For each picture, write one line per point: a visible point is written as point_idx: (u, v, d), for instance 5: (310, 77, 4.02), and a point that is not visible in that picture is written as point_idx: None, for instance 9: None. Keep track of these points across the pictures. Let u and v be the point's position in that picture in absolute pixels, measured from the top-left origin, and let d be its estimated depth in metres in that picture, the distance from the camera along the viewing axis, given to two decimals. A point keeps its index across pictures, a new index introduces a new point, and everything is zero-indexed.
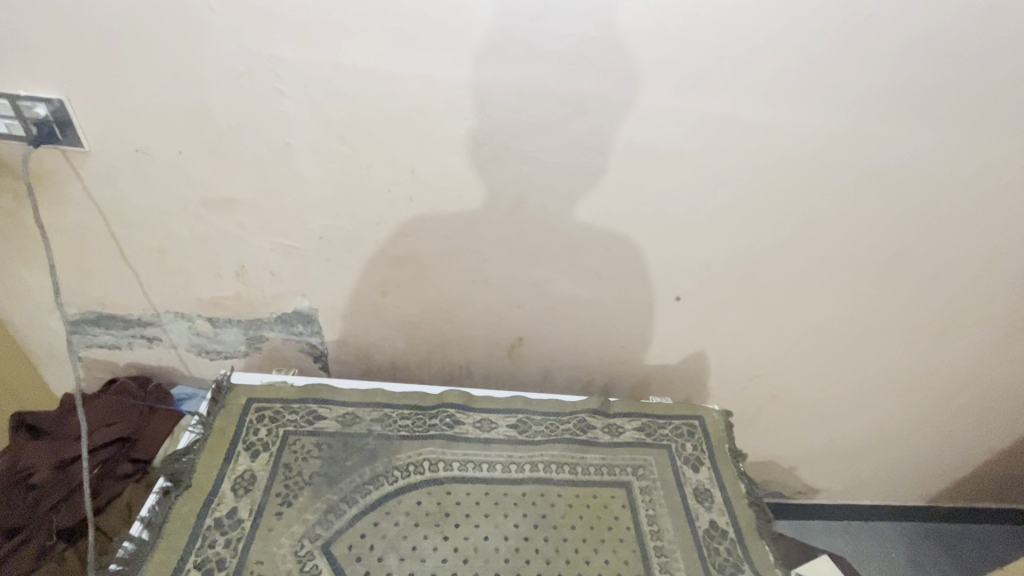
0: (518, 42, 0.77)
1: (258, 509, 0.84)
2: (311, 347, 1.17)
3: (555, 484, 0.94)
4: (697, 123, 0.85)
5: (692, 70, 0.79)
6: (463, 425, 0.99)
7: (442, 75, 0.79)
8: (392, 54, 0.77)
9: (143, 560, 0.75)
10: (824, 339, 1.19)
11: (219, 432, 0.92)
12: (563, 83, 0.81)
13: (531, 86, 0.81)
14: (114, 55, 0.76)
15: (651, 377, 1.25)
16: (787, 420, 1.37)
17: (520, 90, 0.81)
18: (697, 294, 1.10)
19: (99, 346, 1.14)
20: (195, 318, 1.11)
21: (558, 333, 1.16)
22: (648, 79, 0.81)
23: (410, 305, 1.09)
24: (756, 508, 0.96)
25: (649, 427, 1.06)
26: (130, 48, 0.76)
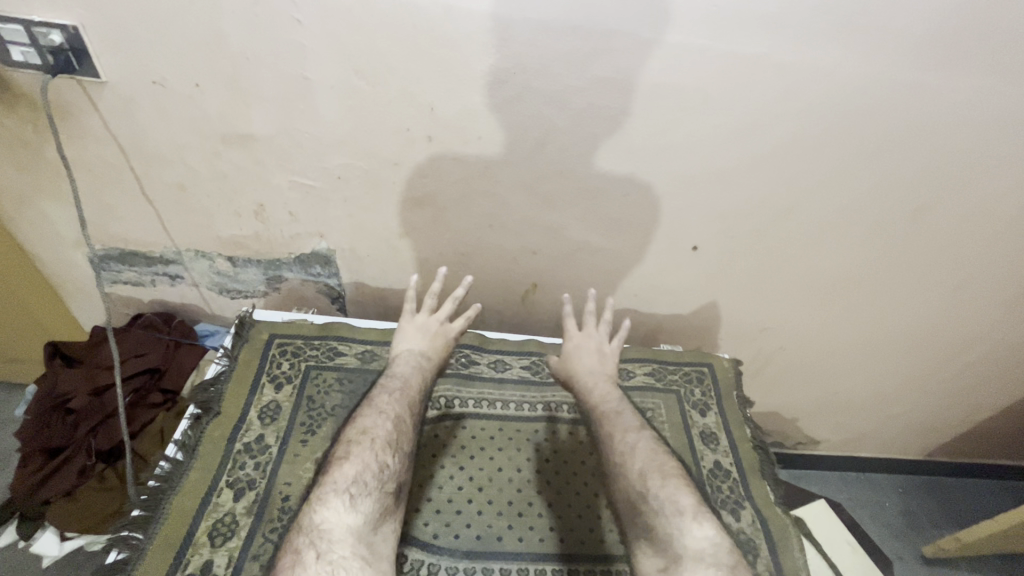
0: None
1: (284, 436, 0.88)
2: (329, 288, 1.19)
3: (566, 422, 0.98)
4: (727, 63, 0.82)
5: (729, 4, 0.75)
6: (478, 366, 1.02)
7: (464, 7, 0.76)
8: None
9: (179, 478, 0.80)
10: (839, 293, 1.19)
11: (244, 364, 0.96)
12: (590, 18, 0.77)
13: (556, 19, 0.77)
14: None
15: (662, 326, 1.27)
16: (795, 372, 1.39)
17: (544, 24, 0.78)
18: (715, 244, 1.09)
19: (123, 282, 1.17)
20: (215, 257, 1.13)
21: (572, 280, 1.16)
22: (679, 15, 0.77)
23: (426, 248, 1.10)
24: (760, 451, 0.99)
25: (659, 372, 1.08)
26: None
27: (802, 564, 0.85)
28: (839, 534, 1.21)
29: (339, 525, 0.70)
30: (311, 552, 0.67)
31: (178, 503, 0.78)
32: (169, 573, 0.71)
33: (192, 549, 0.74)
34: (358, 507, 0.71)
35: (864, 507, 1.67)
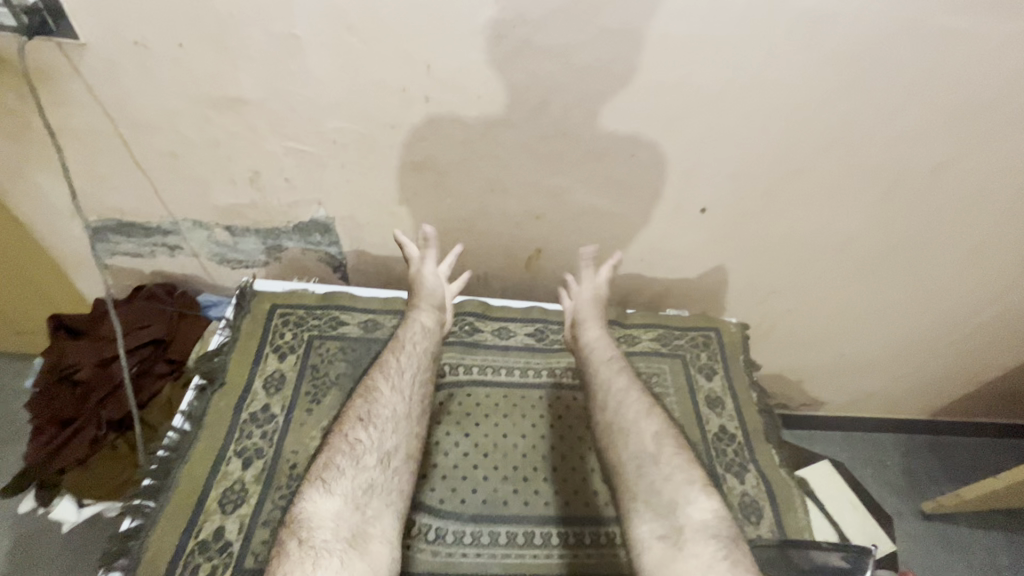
0: None
1: (289, 406, 0.88)
2: (330, 257, 1.17)
3: (571, 389, 0.97)
4: (742, 12, 0.77)
5: None
6: (482, 333, 1.02)
7: None
8: None
9: (187, 447, 0.81)
10: (850, 254, 1.16)
11: (247, 334, 0.95)
12: None
13: None
14: None
15: (668, 290, 1.25)
16: (803, 335, 1.38)
17: None
18: (724, 206, 1.06)
19: (123, 253, 1.16)
20: (213, 226, 1.11)
21: (576, 245, 1.14)
22: None
23: (427, 214, 1.08)
24: (765, 414, 0.99)
25: (665, 337, 1.07)
26: None
27: (806, 525, 0.86)
28: (839, 492, 1.23)
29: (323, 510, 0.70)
30: (292, 539, 0.66)
31: (188, 471, 0.78)
32: (182, 538, 0.73)
33: (203, 516, 0.75)
34: (335, 491, 0.71)
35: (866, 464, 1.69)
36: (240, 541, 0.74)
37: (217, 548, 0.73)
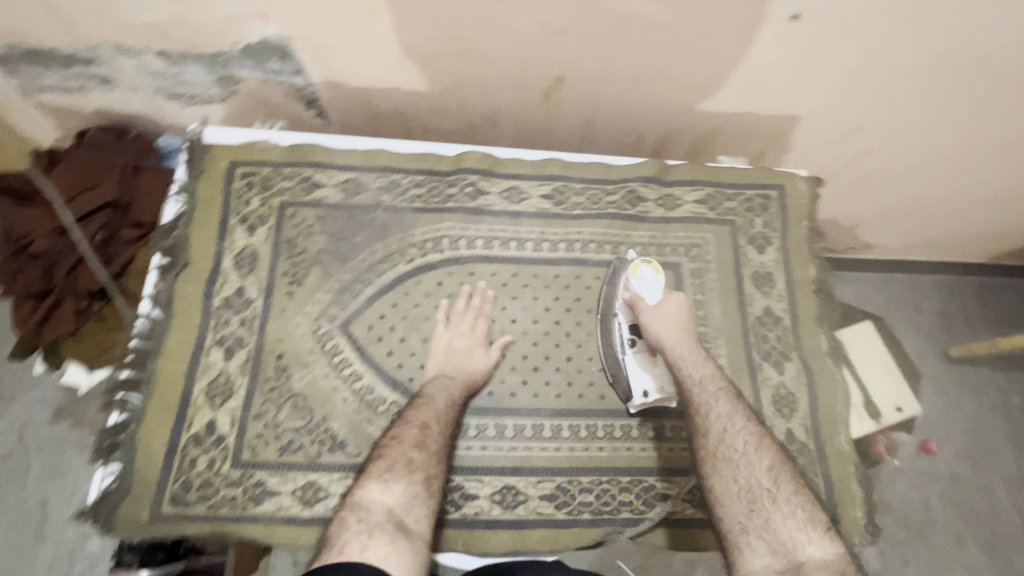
0: None
1: (267, 289, 0.77)
2: (298, 91, 0.93)
3: (592, 266, 0.83)
4: None
5: None
6: (488, 197, 0.83)
7: None
8: None
9: (161, 338, 0.73)
10: (985, 78, 0.85)
11: (206, 202, 0.80)
12: None
13: None
14: None
15: (721, 127, 0.99)
16: (885, 181, 1.12)
17: None
18: (828, 9, 0.75)
19: (50, 90, 0.93)
20: (142, 53, 0.86)
21: (612, 67, 0.86)
22: None
23: (411, 30, 0.80)
24: (821, 293, 0.84)
25: (713, 199, 0.86)
26: None
27: (843, 420, 0.78)
28: (876, 353, 1.12)
29: (380, 504, 0.62)
30: (351, 520, 0.60)
31: (166, 363, 0.72)
32: (174, 431, 0.70)
33: (192, 410, 0.71)
34: (388, 496, 0.63)
35: (951, 313, 1.43)
36: (233, 435, 0.71)
37: (211, 441, 0.70)
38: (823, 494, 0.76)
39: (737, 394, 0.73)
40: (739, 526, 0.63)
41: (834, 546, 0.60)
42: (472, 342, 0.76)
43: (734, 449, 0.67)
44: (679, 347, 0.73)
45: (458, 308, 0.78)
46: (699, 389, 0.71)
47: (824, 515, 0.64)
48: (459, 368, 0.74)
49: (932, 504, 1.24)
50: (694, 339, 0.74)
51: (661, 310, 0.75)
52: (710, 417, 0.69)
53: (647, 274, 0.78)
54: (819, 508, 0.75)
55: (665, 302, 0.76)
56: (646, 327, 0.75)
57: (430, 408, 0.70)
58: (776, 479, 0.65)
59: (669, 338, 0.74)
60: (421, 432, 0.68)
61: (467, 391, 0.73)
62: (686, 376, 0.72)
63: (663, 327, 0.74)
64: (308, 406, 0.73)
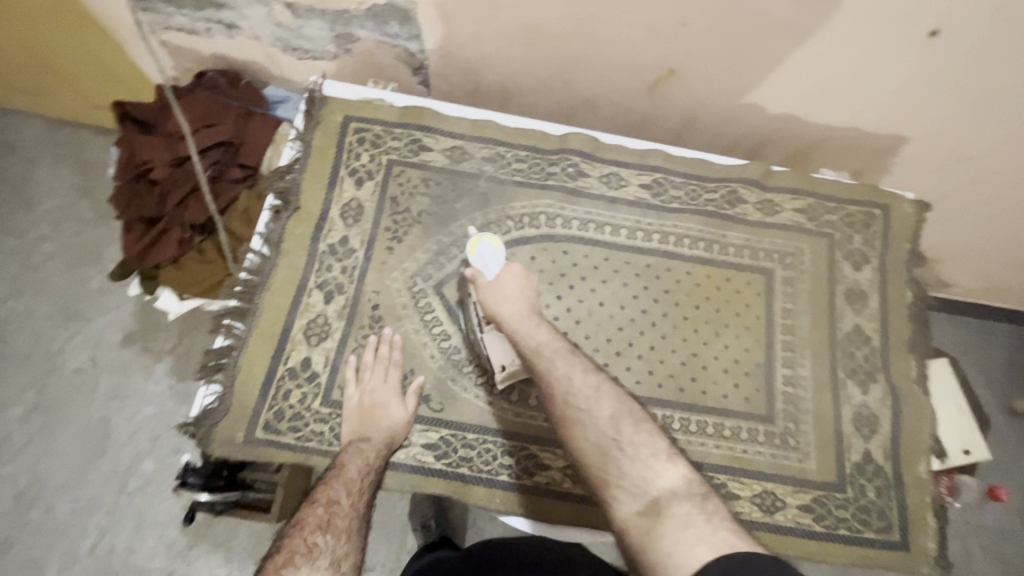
0: None
1: (369, 241, 0.80)
2: (410, 56, 0.96)
3: (684, 261, 0.82)
4: None
5: None
6: (588, 179, 0.84)
7: None
8: None
9: (268, 274, 0.77)
10: None
11: (319, 152, 0.83)
12: None
13: None
14: None
15: (824, 139, 0.97)
16: (985, 217, 1.07)
17: None
18: (972, 29, 0.72)
19: (177, 30, 0.98)
20: (272, 4, 0.89)
21: (728, 66, 0.85)
22: None
23: (537, 7, 0.80)
24: (916, 319, 0.82)
25: (814, 210, 0.85)
26: None
27: (925, 449, 0.76)
28: (951, 396, 1.08)
29: None
30: None
31: (271, 299, 0.76)
32: (273, 363, 0.74)
33: (290, 345, 0.75)
34: None
35: None
36: (327, 374, 0.75)
37: (306, 377, 0.74)
38: (894, 519, 0.75)
39: (576, 348, 0.69)
40: (602, 479, 0.60)
41: (687, 475, 0.58)
42: (383, 400, 0.71)
43: (579, 407, 0.64)
44: (514, 314, 0.70)
45: (366, 363, 0.74)
46: (537, 355, 0.67)
47: (668, 442, 0.62)
48: (374, 427, 0.70)
49: (981, 555, 1.20)
50: (530, 307, 0.71)
51: (500, 285, 0.72)
52: (553, 380, 0.65)
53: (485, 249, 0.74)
54: (887, 532, 0.74)
55: (503, 275, 0.73)
56: (484, 303, 0.72)
57: (341, 482, 0.66)
58: (617, 424, 0.62)
59: (505, 307, 0.70)
60: (327, 511, 0.64)
61: (382, 453, 0.69)
62: (524, 343, 0.69)
63: (501, 296, 0.72)
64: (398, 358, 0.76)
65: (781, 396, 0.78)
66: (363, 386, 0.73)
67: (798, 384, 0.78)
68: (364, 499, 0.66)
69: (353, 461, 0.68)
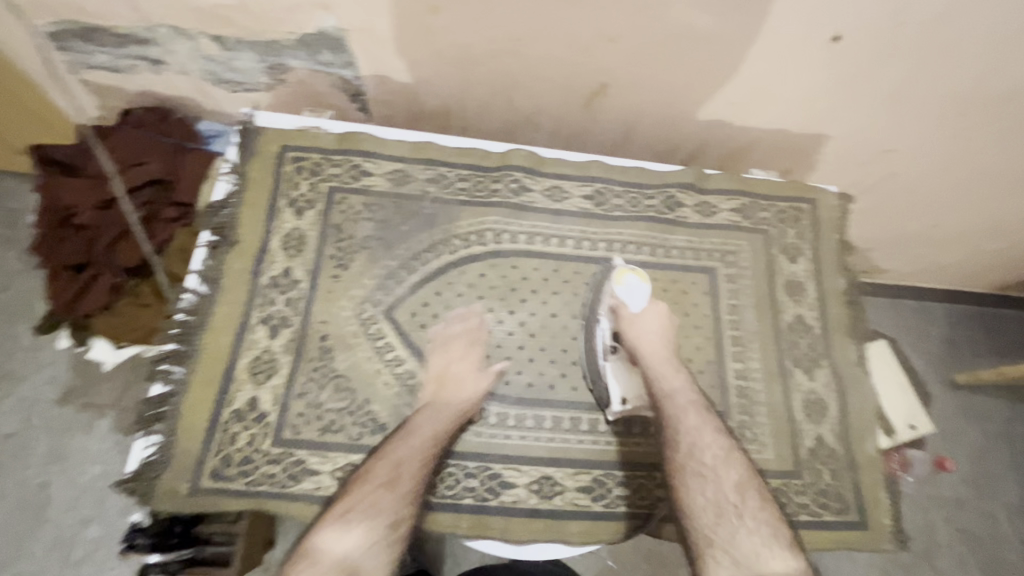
0: None
1: (313, 271, 0.78)
2: (345, 83, 0.95)
3: (631, 266, 0.84)
4: None
5: None
6: (532, 194, 0.85)
7: None
8: None
9: (207, 313, 0.74)
10: (1007, 111, 0.90)
11: (255, 184, 0.81)
12: None
13: None
14: None
15: (754, 142, 1.02)
16: (903, 206, 1.15)
17: None
18: (868, 32, 0.78)
19: (99, 68, 0.94)
20: (199, 38, 0.87)
21: (655, 78, 0.89)
22: None
23: (467, 30, 0.82)
24: (852, 305, 0.86)
25: (748, 208, 0.89)
26: None
27: (872, 428, 0.80)
28: (894, 373, 1.14)
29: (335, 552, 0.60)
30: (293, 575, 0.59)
31: (212, 339, 0.73)
32: (217, 407, 0.70)
33: (235, 385, 0.72)
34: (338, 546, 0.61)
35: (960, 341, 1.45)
36: (275, 413, 0.71)
37: (253, 417, 0.71)
38: (851, 499, 0.77)
39: (710, 406, 0.73)
40: (706, 540, 0.65)
41: (794, 561, 0.63)
42: (469, 374, 0.73)
43: (704, 464, 0.68)
44: (655, 357, 0.74)
45: (457, 334, 0.76)
46: (669, 401, 0.72)
47: (786, 530, 0.66)
48: (451, 396, 0.72)
49: (941, 527, 1.25)
50: (672, 353, 0.75)
51: (643, 323, 0.75)
52: (682, 432, 0.70)
53: (631, 281, 0.76)
54: (847, 513, 0.76)
55: (646, 311, 0.76)
56: (625, 333, 0.76)
57: (410, 441, 0.67)
58: (741, 495, 0.67)
59: (646, 348, 0.74)
60: (393, 468, 0.65)
61: (454, 425, 0.70)
62: (658, 386, 0.73)
63: (643, 334, 0.75)
64: (350, 388, 0.74)
65: (733, 390, 0.80)
66: (461, 355, 0.75)
67: (749, 376, 0.81)
68: (430, 467, 0.67)
69: (428, 422, 0.69)
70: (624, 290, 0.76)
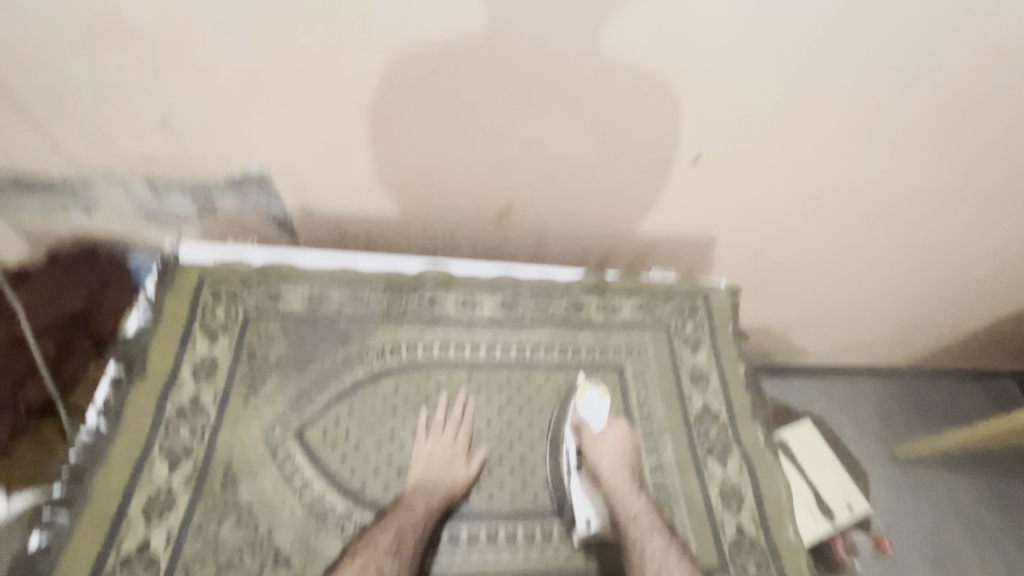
0: None
1: (222, 397, 0.78)
2: (271, 214, 1.01)
3: (542, 368, 0.88)
4: None
5: None
6: (445, 306, 0.89)
7: None
8: None
9: (102, 453, 0.70)
10: (857, 211, 1.03)
11: (170, 313, 0.82)
12: None
13: None
14: None
15: (654, 248, 1.12)
16: (793, 293, 1.27)
17: None
18: (724, 157, 0.90)
19: (28, 212, 0.97)
20: (130, 181, 0.93)
21: (553, 198, 0.99)
22: None
23: (379, 166, 0.91)
24: (753, 390, 0.91)
25: (649, 305, 0.96)
26: None
27: (787, 512, 0.81)
28: (817, 450, 1.21)
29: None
30: None
31: (105, 479, 0.69)
32: (102, 554, 0.66)
33: (126, 527, 0.68)
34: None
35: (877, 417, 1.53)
36: (168, 555, 0.67)
37: (142, 562, 0.66)
38: None
39: (671, 531, 0.76)
40: None
41: None
42: (451, 453, 0.78)
43: None
44: (616, 476, 0.79)
45: (437, 422, 0.81)
46: (633, 523, 0.75)
47: None
48: (441, 475, 0.76)
49: None
50: (632, 473, 0.80)
51: (603, 443, 0.82)
52: (643, 553, 0.72)
53: (593, 399, 0.85)
54: None
55: (606, 431, 0.83)
56: (589, 452, 0.81)
57: (405, 514, 0.72)
58: None
59: (607, 467, 0.79)
60: (396, 538, 0.70)
61: (444, 504, 0.74)
62: (621, 507, 0.76)
63: (605, 453, 0.81)
64: (254, 519, 0.71)
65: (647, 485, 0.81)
66: (439, 440, 0.79)
67: (661, 470, 0.83)
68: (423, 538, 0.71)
69: (421, 497, 0.74)
70: (585, 407, 0.85)
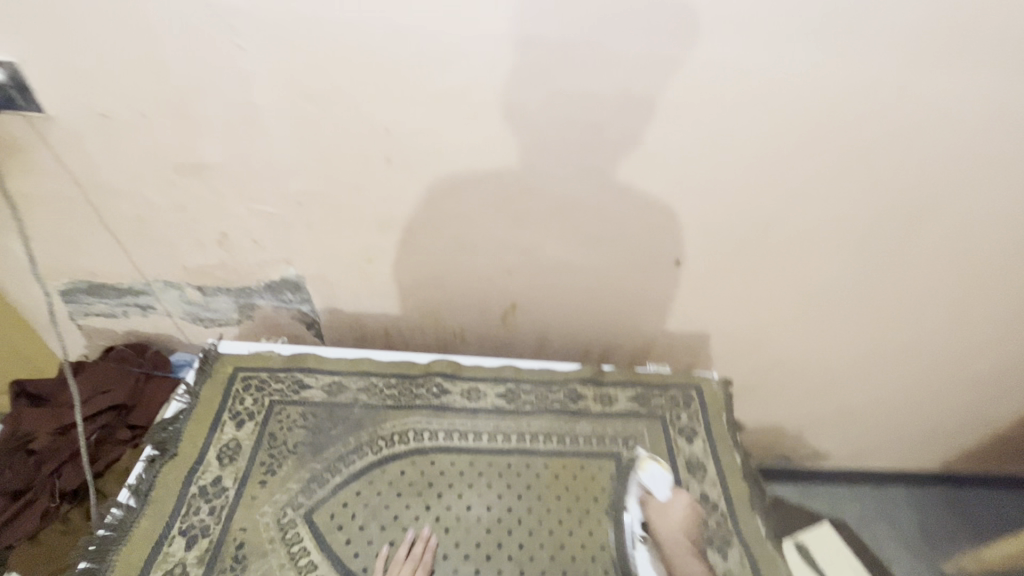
0: (540, 39, 0.74)
1: (242, 478, 0.84)
2: (302, 314, 1.15)
3: (542, 455, 0.92)
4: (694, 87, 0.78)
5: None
6: (451, 395, 0.98)
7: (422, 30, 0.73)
8: (363, 15, 0.72)
9: (129, 528, 0.77)
10: (836, 307, 1.11)
11: (206, 400, 0.92)
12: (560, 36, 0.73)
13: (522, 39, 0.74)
14: (70, 24, 0.73)
15: (650, 344, 1.20)
16: (794, 393, 1.31)
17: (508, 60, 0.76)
18: (700, 258, 1.02)
19: (96, 314, 1.14)
20: (185, 287, 1.09)
21: (552, 298, 1.10)
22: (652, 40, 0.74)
23: (398, 271, 1.05)
24: (750, 479, 0.93)
25: (643, 396, 1.02)
26: (82, 16, 0.72)
27: None
28: None
29: None
30: None
31: (127, 554, 0.74)
32: None
33: None
34: None
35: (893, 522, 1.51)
36: None
37: None
38: None
39: None
40: None
41: None
42: None
43: None
44: (678, 547, 0.81)
45: (399, 556, 0.78)
46: None
47: None
48: None
49: None
50: (691, 543, 0.82)
51: (669, 511, 0.85)
52: None
53: (655, 470, 0.88)
54: None
55: (671, 500, 0.86)
56: (652, 522, 0.84)
57: None
58: None
59: (670, 538, 0.82)
60: None
61: None
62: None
63: (669, 523, 0.84)
64: None
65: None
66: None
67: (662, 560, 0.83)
68: None
69: None
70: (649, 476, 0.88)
